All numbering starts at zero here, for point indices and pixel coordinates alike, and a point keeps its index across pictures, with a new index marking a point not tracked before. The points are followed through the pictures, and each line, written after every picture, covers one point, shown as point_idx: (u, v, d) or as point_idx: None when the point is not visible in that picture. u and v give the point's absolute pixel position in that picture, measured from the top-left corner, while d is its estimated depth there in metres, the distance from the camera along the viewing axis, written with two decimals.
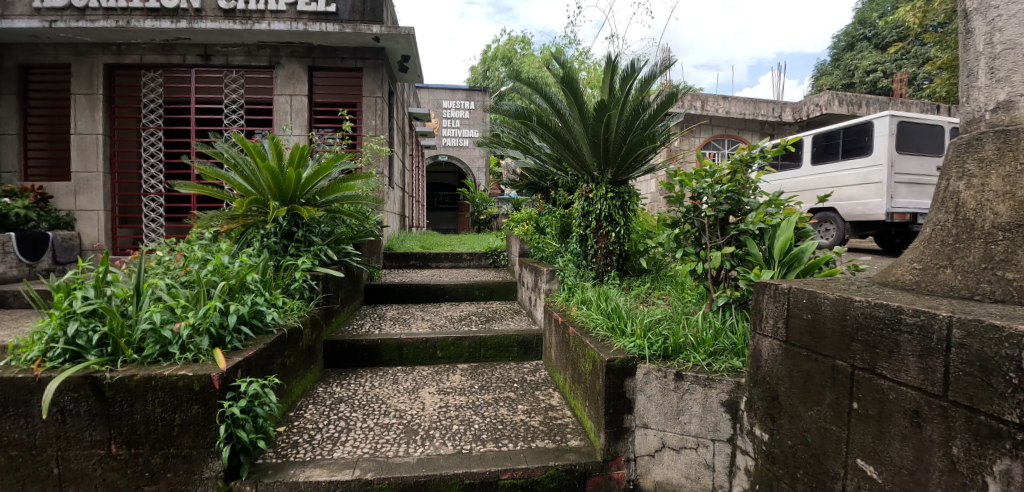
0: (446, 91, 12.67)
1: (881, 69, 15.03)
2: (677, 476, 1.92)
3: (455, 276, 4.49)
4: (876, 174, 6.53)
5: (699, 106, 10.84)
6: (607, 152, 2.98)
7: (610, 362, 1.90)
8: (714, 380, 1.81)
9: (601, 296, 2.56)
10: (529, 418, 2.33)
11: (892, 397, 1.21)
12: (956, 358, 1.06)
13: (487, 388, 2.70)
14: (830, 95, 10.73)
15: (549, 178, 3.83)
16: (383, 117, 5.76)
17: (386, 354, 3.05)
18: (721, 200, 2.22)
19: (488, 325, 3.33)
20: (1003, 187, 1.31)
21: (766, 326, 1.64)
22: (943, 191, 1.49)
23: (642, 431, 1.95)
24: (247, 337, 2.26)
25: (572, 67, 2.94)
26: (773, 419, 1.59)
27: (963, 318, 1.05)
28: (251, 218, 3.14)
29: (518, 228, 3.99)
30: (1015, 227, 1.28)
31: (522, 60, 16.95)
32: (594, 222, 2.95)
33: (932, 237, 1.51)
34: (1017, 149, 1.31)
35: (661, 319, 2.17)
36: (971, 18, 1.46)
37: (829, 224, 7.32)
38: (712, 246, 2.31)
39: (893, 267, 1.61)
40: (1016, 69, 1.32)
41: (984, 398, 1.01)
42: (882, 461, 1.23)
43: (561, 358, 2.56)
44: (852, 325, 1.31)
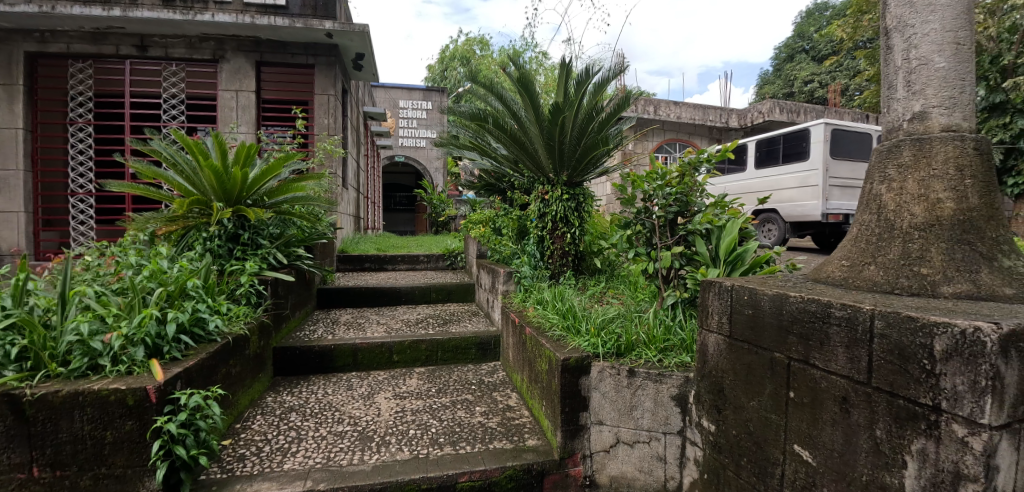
0: (403, 90, 12.47)
1: (817, 80, 16.08)
2: (632, 469, 1.96)
3: (412, 278, 4.41)
4: (813, 178, 6.98)
5: (652, 111, 11.21)
6: (562, 154, 3.02)
7: (565, 361, 1.92)
8: (664, 376, 1.86)
9: (556, 296, 2.59)
10: (487, 420, 2.32)
11: (824, 385, 1.29)
12: (879, 348, 1.15)
13: (444, 391, 2.67)
14: (772, 103, 11.48)
15: (505, 179, 3.76)
16: (336, 116, 5.58)
17: (340, 360, 2.94)
18: (670, 202, 2.30)
19: (445, 327, 3.29)
20: (918, 191, 1.44)
21: (711, 322, 1.71)
22: (866, 194, 1.61)
23: (597, 428, 1.99)
24: (187, 346, 2.12)
25: (528, 70, 2.97)
26: (719, 411, 1.66)
27: (884, 311, 1.14)
28: (192, 220, 2.95)
29: (476, 230, 3.94)
30: (928, 227, 1.40)
31: (480, 61, 16.92)
32: (550, 223, 2.99)
33: (858, 237, 1.61)
34: (930, 156, 1.43)
35: (615, 318, 2.22)
36: (891, 35, 1.57)
37: (771, 224, 7.78)
38: (662, 247, 2.37)
39: (824, 264, 1.71)
40: (929, 83, 1.46)
41: (902, 383, 1.10)
42: (816, 446, 1.31)
43: (518, 359, 2.57)
44: (787, 319, 1.39)
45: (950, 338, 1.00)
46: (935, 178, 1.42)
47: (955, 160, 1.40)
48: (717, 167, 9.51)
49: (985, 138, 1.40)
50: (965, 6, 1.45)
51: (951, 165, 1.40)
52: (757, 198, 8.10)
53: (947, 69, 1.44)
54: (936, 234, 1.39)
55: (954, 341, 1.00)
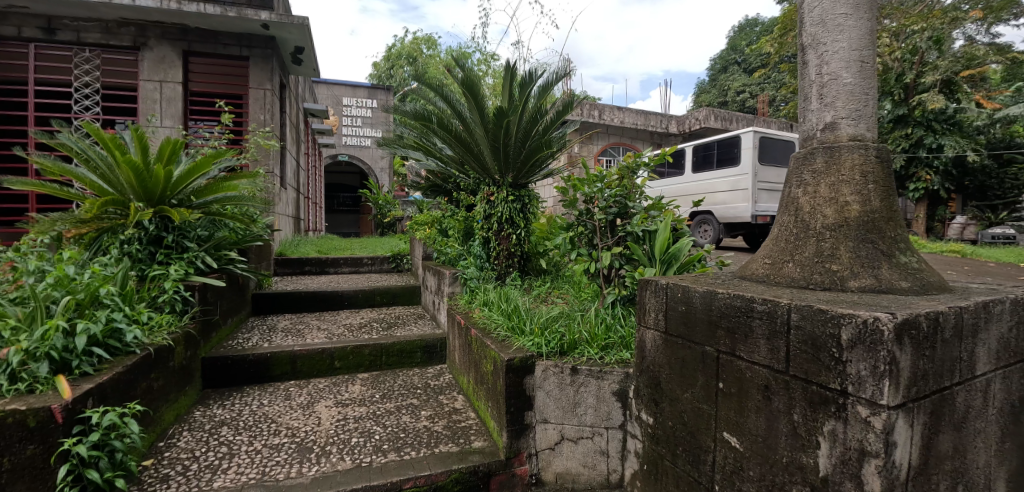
0: (347, 87, 12.06)
1: (748, 91, 17.22)
2: (576, 465, 2.00)
3: (355, 281, 4.27)
4: (743, 182, 7.47)
5: (597, 115, 11.55)
6: (508, 157, 3.03)
7: (510, 361, 1.94)
8: (606, 372, 1.91)
9: (502, 297, 2.60)
10: (432, 423, 2.28)
11: (748, 375, 1.38)
12: (795, 339, 1.24)
13: (389, 397, 2.60)
14: (708, 111, 12.17)
15: (451, 181, 3.72)
16: (274, 112, 5.30)
17: (277, 368, 2.79)
18: (610, 203, 2.38)
19: (390, 331, 3.20)
20: (830, 194, 1.58)
21: (648, 319, 1.76)
22: (786, 197, 1.73)
23: (542, 427, 2.01)
24: (101, 360, 1.93)
25: (474, 72, 2.96)
26: (656, 403, 1.73)
27: (800, 304, 1.23)
28: (107, 221, 2.70)
29: (421, 231, 3.96)
30: (837, 228, 1.54)
31: (428, 60, 16.71)
32: (496, 224, 3.00)
33: (778, 237, 1.73)
34: (839, 163, 1.57)
35: (559, 317, 2.26)
36: (806, 52, 1.71)
37: (706, 226, 8.27)
38: (603, 247, 2.44)
39: (750, 262, 1.83)
40: (839, 97, 1.60)
41: (816, 371, 1.20)
42: (743, 432, 1.40)
43: (464, 361, 2.56)
44: (716, 314, 1.47)
45: (855, 327, 1.10)
46: (843, 183, 1.56)
47: (861, 167, 1.54)
48: (656, 171, 9.95)
49: (885, 148, 1.56)
50: (868, 28, 1.60)
51: (856, 171, 1.54)
52: (693, 201, 8.57)
53: (854, 84, 1.59)
54: (845, 233, 1.52)
55: (858, 330, 1.10)
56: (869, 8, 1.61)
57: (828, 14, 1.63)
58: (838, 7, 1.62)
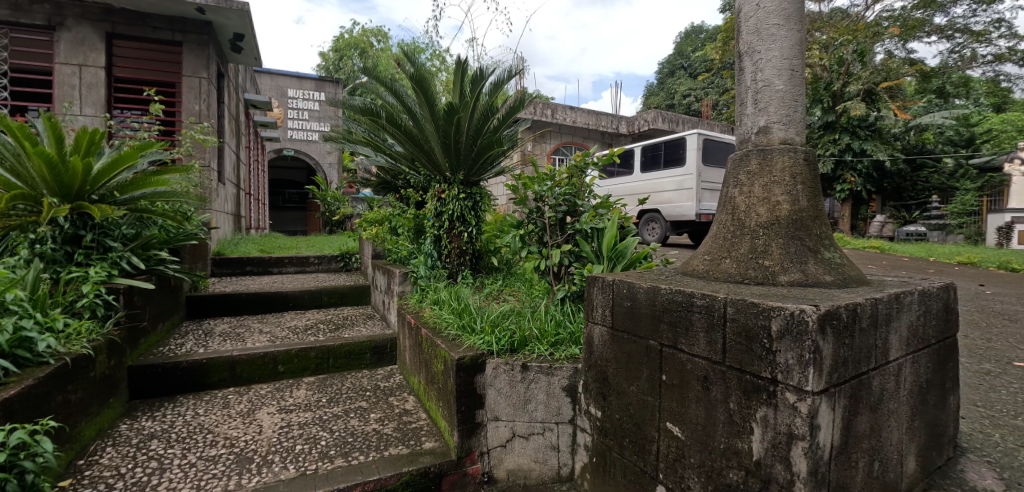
0: (292, 78, 11.47)
1: (694, 94, 18.00)
2: (527, 461, 2.00)
3: (300, 281, 4.08)
4: (688, 182, 7.80)
5: (549, 114, 11.68)
6: (459, 154, 3.00)
7: (460, 361, 1.92)
8: (555, 368, 1.93)
9: (452, 295, 2.57)
10: (382, 426, 2.22)
11: (689, 367, 1.43)
12: (731, 332, 1.30)
13: (336, 400, 2.51)
14: (656, 113, 12.64)
15: (401, 177, 3.64)
16: (211, 102, 4.97)
17: (214, 376, 2.62)
18: (560, 202, 2.40)
19: (337, 333, 3.09)
20: (763, 194, 1.67)
21: (596, 314, 1.80)
22: (724, 196, 1.81)
23: (493, 424, 2.00)
24: (6, 372, 1.73)
25: (424, 67, 2.91)
26: (604, 397, 1.77)
27: (735, 298, 1.30)
28: (15, 218, 2.43)
29: (371, 229, 3.85)
30: (770, 225, 1.63)
31: (379, 53, 16.27)
32: (446, 222, 2.96)
33: (717, 235, 1.81)
34: (772, 164, 1.67)
35: (510, 314, 2.26)
36: (743, 58, 1.80)
37: (654, 224, 8.58)
38: (553, 245, 2.47)
39: (691, 259, 1.89)
40: (771, 102, 1.70)
41: (749, 361, 1.27)
42: (684, 421, 1.46)
43: (414, 361, 2.51)
44: (659, 309, 1.52)
45: (783, 318, 1.18)
46: (775, 183, 1.65)
47: (790, 169, 1.64)
48: (606, 170, 10.18)
49: (811, 151, 1.67)
50: (798, 39, 1.70)
51: (787, 173, 1.64)
52: (641, 200, 8.86)
53: (785, 90, 1.69)
54: (776, 231, 1.61)
55: (786, 322, 1.17)
56: (799, 20, 1.71)
57: (762, 23, 1.72)
58: (771, 18, 1.71)
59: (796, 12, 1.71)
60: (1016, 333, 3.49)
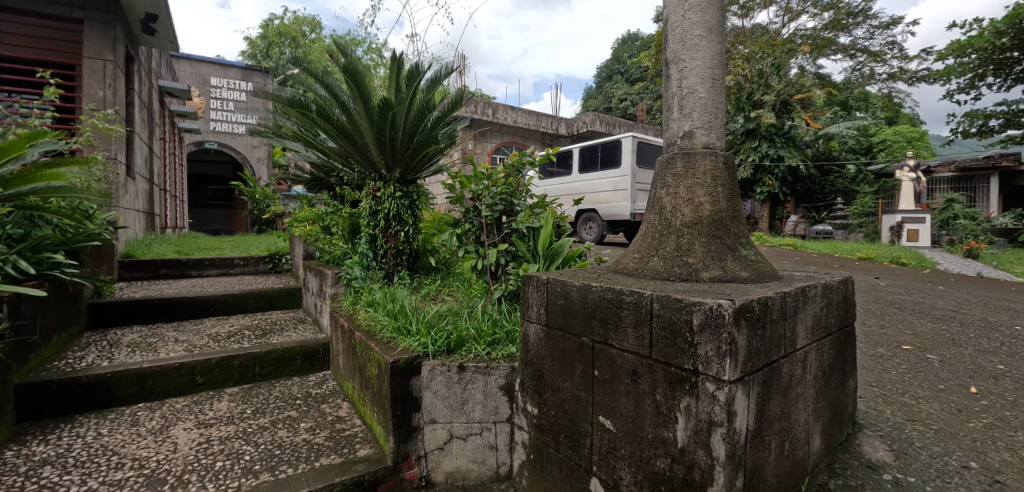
0: (215, 66, 10.59)
1: (629, 99, 18.77)
2: (465, 462, 1.98)
3: (223, 285, 3.80)
4: (623, 183, 8.13)
5: (491, 113, 11.71)
6: (395, 151, 2.91)
7: (394, 364, 1.87)
8: (492, 367, 1.92)
9: (388, 297, 2.50)
10: (313, 436, 2.12)
11: (619, 362, 1.48)
12: (657, 326, 1.36)
13: (262, 411, 2.36)
14: (594, 115, 13.04)
15: (334, 174, 3.48)
16: (118, 87, 4.51)
17: (122, 391, 2.37)
18: (497, 201, 2.40)
19: (264, 339, 2.91)
20: (687, 195, 1.76)
21: (531, 313, 1.82)
22: (652, 196, 1.89)
23: (430, 427, 1.97)
24: None
25: (357, 60, 2.81)
26: (540, 395, 1.79)
27: (661, 294, 1.35)
28: None
29: (301, 229, 3.66)
30: (693, 225, 1.72)
31: (312, 44, 15.54)
32: (382, 221, 2.86)
33: (646, 234, 1.88)
34: (696, 167, 1.76)
35: (447, 314, 2.23)
36: (670, 65, 1.88)
37: (592, 223, 8.88)
38: (490, 244, 2.47)
39: (623, 256, 1.95)
40: (695, 109, 1.79)
41: (674, 354, 1.33)
42: (615, 414, 1.51)
43: (348, 366, 2.41)
44: (591, 306, 1.56)
45: (703, 313, 1.25)
46: (698, 185, 1.75)
47: (712, 172, 1.75)
48: (545, 170, 10.36)
49: (730, 156, 1.79)
50: (719, 50, 1.81)
51: (708, 175, 1.75)
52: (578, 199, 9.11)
53: (707, 98, 1.79)
54: (699, 230, 1.71)
55: (706, 315, 1.24)
56: (720, 32, 1.82)
57: (687, 34, 1.81)
58: (695, 29, 1.80)
59: (718, 25, 1.82)
60: (903, 320, 3.95)
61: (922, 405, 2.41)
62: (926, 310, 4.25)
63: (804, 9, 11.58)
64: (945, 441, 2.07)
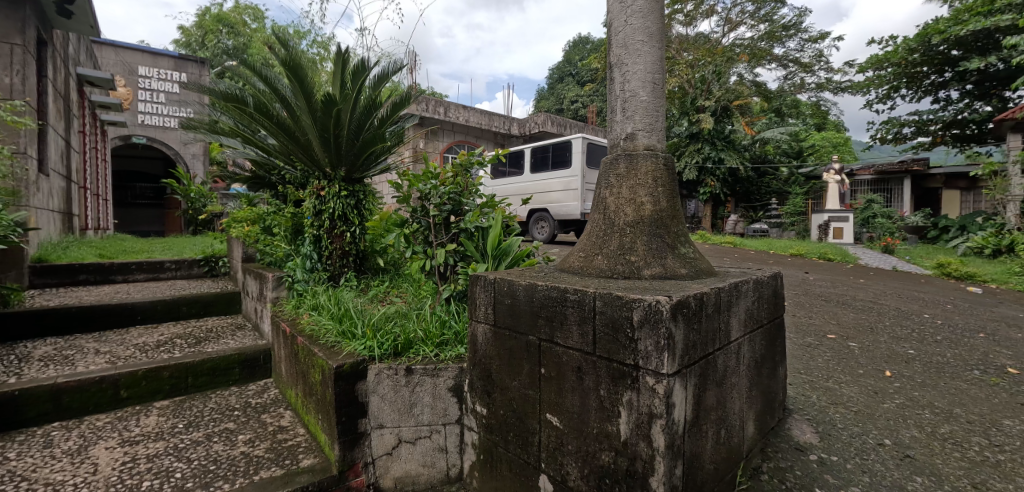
0: (144, 54, 9.84)
1: (580, 101, 19.14)
2: (415, 466, 1.95)
3: (152, 290, 3.54)
4: (573, 183, 8.29)
5: (443, 112, 11.58)
6: (339, 149, 2.82)
7: (338, 369, 1.81)
8: (440, 369, 1.90)
9: (332, 300, 2.42)
10: (252, 448, 2.01)
11: (564, 359, 1.51)
12: (600, 323, 1.40)
13: (196, 425, 2.21)
14: (546, 116, 13.20)
15: (276, 172, 3.33)
16: (27, 74, 4.09)
17: (31, 410, 2.14)
18: (444, 200, 2.38)
19: (198, 347, 2.73)
20: (629, 195, 1.81)
21: (479, 313, 1.81)
22: (596, 197, 1.94)
23: (378, 432, 1.92)
24: None
25: (298, 53, 2.70)
26: (489, 394, 1.79)
27: (603, 292, 1.39)
28: None
29: (239, 230, 3.47)
30: (635, 224, 1.78)
31: (252, 35, 14.76)
32: (327, 222, 2.76)
33: (591, 233, 1.92)
34: (637, 168, 1.82)
35: (394, 316, 2.18)
36: (613, 69, 1.93)
37: (543, 223, 9.03)
38: (438, 244, 2.45)
39: (569, 255, 1.98)
40: (637, 111, 1.85)
41: (616, 350, 1.37)
42: (562, 411, 1.53)
43: (290, 373, 2.31)
44: (537, 305, 1.57)
45: (643, 309, 1.29)
46: (639, 186, 1.81)
47: (652, 173, 1.81)
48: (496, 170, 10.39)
49: (670, 158, 1.86)
50: (659, 56, 1.88)
51: (650, 176, 1.81)
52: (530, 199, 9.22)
53: (648, 101, 1.85)
54: (641, 229, 1.77)
55: (647, 312, 1.29)
56: (659, 38, 1.88)
57: (629, 39, 1.86)
58: (637, 34, 1.86)
59: (658, 31, 1.88)
60: (827, 311, 4.26)
61: (844, 389, 2.61)
62: (848, 301, 4.61)
63: (743, 20, 12.25)
64: (864, 421, 2.25)
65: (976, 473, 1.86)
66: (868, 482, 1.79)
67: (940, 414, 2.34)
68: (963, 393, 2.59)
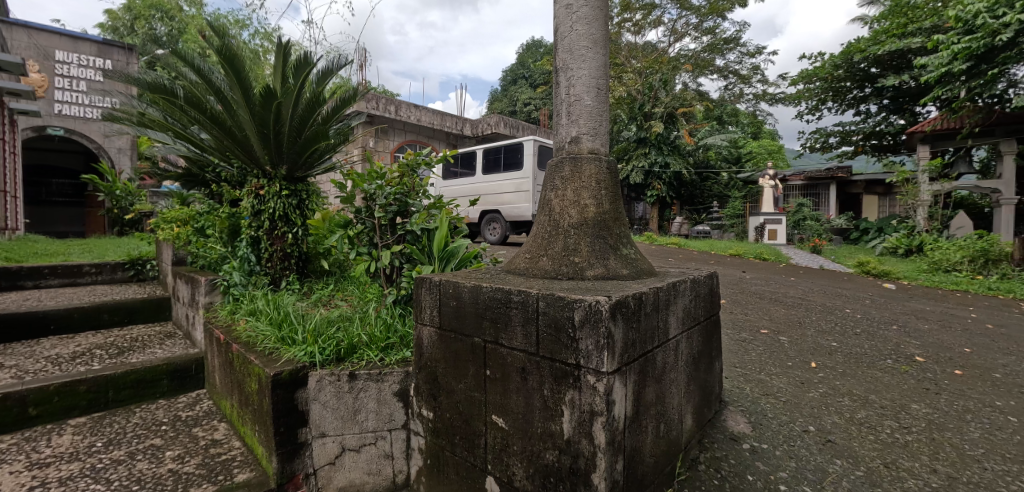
0: (61, 37, 8.96)
1: (533, 103, 19.37)
2: (359, 475, 1.90)
3: (68, 297, 3.25)
4: (525, 184, 8.38)
5: (393, 110, 11.35)
6: (279, 146, 2.71)
7: (276, 377, 1.73)
8: (385, 374, 1.86)
9: (271, 304, 2.31)
10: (181, 464, 1.89)
11: (509, 360, 1.52)
12: (543, 325, 1.42)
13: (117, 442, 2.05)
14: (498, 118, 13.24)
15: (210, 170, 3.15)
16: None
17: None
18: (390, 201, 2.34)
19: (120, 358, 2.53)
20: (574, 198, 1.86)
21: (425, 316, 1.79)
22: (542, 198, 1.97)
23: (320, 442, 1.86)
24: None
25: (235, 45, 2.58)
26: (435, 398, 1.77)
27: (546, 293, 1.41)
28: None
29: (169, 231, 3.25)
30: (579, 226, 1.82)
31: (186, 23, 13.84)
32: (266, 222, 2.64)
33: (537, 234, 1.95)
34: (582, 171, 1.87)
35: (338, 321, 2.12)
36: (559, 73, 1.97)
37: (495, 224, 9.08)
38: (384, 246, 2.41)
39: (515, 256, 2.00)
40: (581, 115, 1.90)
41: (559, 350, 1.39)
42: (507, 412, 1.54)
43: (225, 383, 2.19)
44: (481, 306, 1.58)
45: (584, 309, 1.33)
46: (583, 188, 1.85)
47: (596, 176, 1.87)
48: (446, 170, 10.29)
49: (612, 162, 1.93)
50: (602, 62, 1.93)
51: (593, 179, 1.86)
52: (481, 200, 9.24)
53: (592, 106, 1.91)
54: (584, 231, 1.81)
55: (587, 312, 1.32)
56: (603, 45, 1.94)
57: (574, 44, 1.91)
58: (582, 40, 1.90)
59: (602, 38, 1.93)
60: (761, 307, 4.54)
61: (774, 380, 2.79)
62: (780, 298, 4.94)
63: (687, 32, 12.85)
64: (791, 410, 2.42)
65: (888, 454, 2.04)
66: (793, 468, 1.93)
67: (857, 400, 2.56)
68: (878, 381, 2.84)
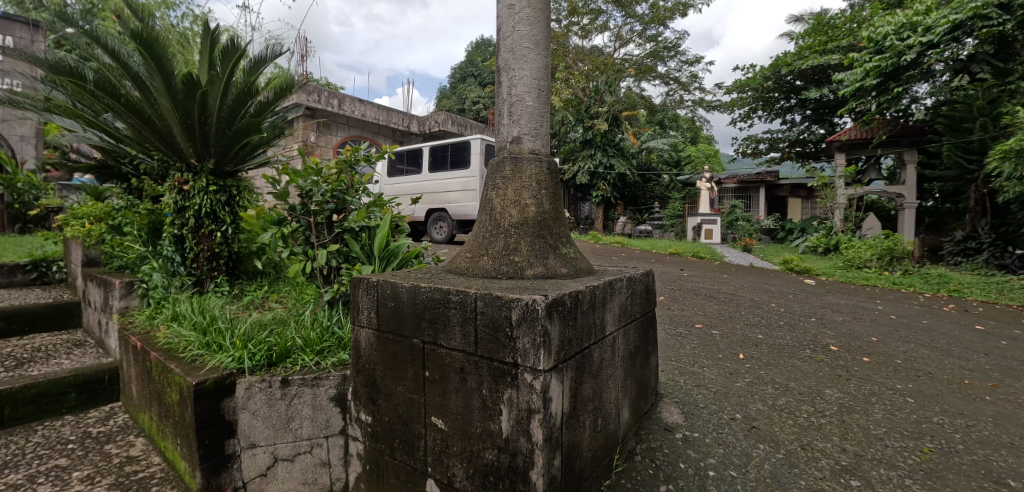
0: None
1: (482, 102, 19.32)
2: (293, 486, 1.83)
3: None
4: (472, 183, 8.36)
5: (336, 104, 10.94)
6: (206, 138, 2.55)
7: (199, 386, 1.64)
8: (321, 379, 1.80)
9: (196, 307, 2.17)
10: (91, 485, 1.74)
11: (448, 361, 1.52)
12: (481, 324, 1.43)
13: (14, 465, 1.85)
14: (446, 115, 13.11)
15: (127, 161, 2.91)
16: None
17: None
18: (327, 199, 2.26)
19: (18, 371, 2.28)
20: (514, 197, 1.88)
21: (362, 318, 1.75)
22: (483, 198, 1.98)
23: (249, 453, 1.77)
24: None
25: (155, 28, 2.40)
26: (374, 401, 1.73)
27: (484, 293, 1.42)
28: None
29: (78, 228, 2.96)
30: (519, 226, 1.85)
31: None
32: (191, 219, 2.46)
33: (478, 234, 1.95)
34: (522, 172, 1.89)
35: (270, 324, 2.02)
36: (501, 73, 1.98)
37: (442, 223, 9.00)
38: (320, 245, 2.32)
39: (456, 256, 2.00)
40: (522, 116, 1.93)
41: (497, 350, 1.41)
42: (446, 413, 1.54)
43: (142, 394, 2.03)
44: (420, 307, 1.56)
45: (520, 308, 1.35)
46: (523, 188, 1.88)
47: (536, 176, 1.90)
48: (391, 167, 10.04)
49: (552, 162, 1.97)
50: (544, 63, 1.96)
51: (533, 179, 1.89)
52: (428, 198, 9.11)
53: (533, 107, 1.94)
54: (524, 230, 1.84)
55: (525, 311, 1.34)
56: (545, 47, 1.97)
57: (516, 45, 1.92)
58: (523, 41, 1.93)
59: (543, 39, 1.96)
60: (695, 303, 4.79)
61: (705, 372, 2.97)
62: (713, 295, 5.23)
63: (632, 38, 13.32)
64: (721, 399, 2.58)
65: (804, 436, 2.23)
66: (720, 453, 2.06)
67: (779, 388, 2.77)
68: (797, 369, 3.08)
